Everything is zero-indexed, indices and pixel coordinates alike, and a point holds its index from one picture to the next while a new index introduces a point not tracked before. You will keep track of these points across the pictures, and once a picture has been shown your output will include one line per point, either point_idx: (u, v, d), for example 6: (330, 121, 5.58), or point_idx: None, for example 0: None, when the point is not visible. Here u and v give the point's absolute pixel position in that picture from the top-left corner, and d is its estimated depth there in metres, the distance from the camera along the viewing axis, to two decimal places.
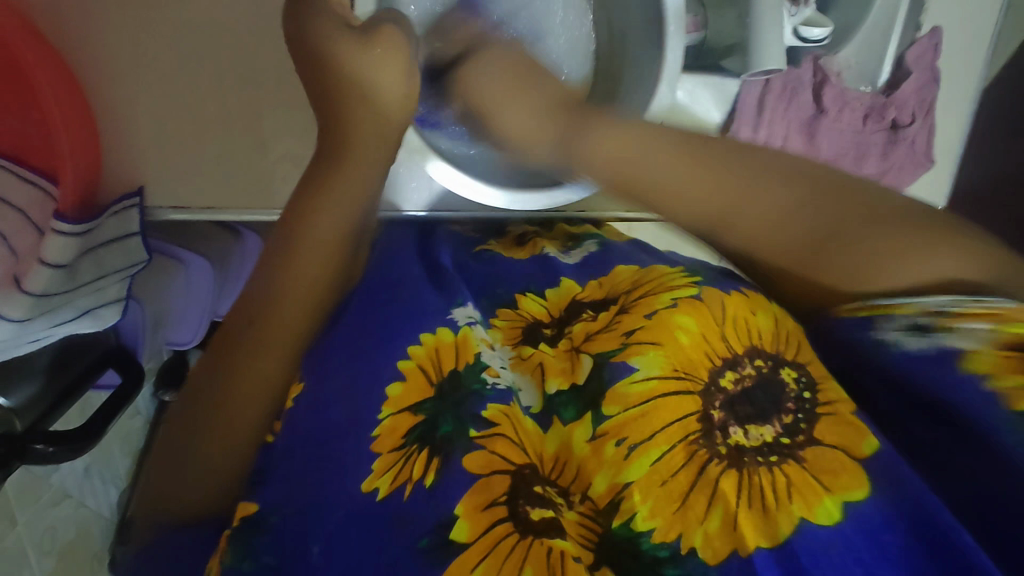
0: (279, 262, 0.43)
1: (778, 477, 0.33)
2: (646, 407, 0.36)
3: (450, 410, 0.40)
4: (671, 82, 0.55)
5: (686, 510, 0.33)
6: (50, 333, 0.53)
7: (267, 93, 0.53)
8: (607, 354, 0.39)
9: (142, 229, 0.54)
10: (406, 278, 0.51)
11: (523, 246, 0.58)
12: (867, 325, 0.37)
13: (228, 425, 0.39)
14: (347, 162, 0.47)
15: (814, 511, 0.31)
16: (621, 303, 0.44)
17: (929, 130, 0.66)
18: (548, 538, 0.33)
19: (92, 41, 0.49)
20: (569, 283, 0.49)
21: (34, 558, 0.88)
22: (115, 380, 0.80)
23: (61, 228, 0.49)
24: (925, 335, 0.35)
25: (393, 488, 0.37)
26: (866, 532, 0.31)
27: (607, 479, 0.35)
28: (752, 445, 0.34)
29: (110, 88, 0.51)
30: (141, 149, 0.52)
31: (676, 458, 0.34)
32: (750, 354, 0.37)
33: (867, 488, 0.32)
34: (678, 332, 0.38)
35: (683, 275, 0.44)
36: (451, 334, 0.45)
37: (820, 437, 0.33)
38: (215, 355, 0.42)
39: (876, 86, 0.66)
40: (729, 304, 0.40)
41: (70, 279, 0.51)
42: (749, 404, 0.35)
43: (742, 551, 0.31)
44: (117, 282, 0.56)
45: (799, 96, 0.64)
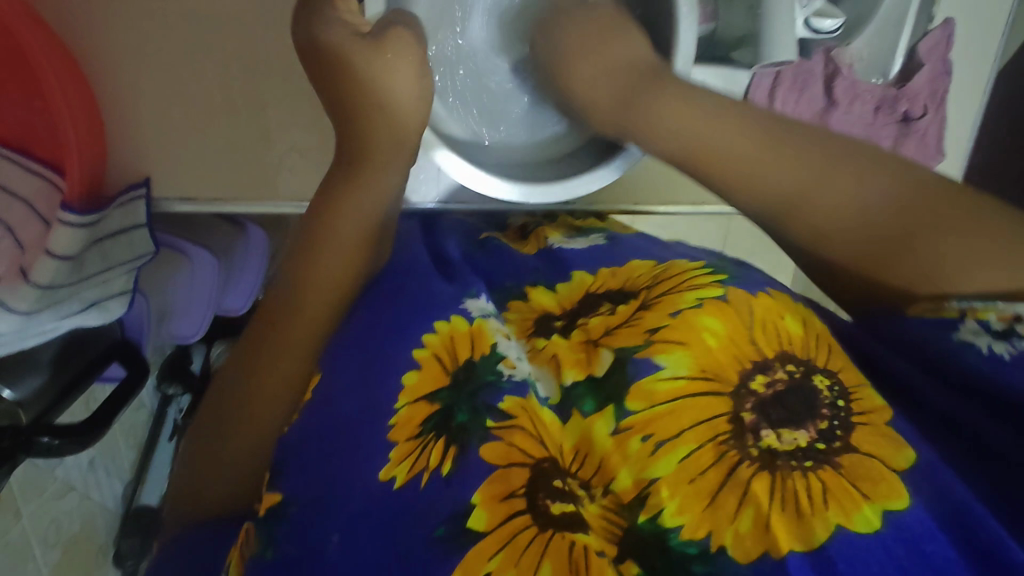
0: (305, 259, 0.44)
1: (813, 484, 0.32)
2: (672, 405, 0.35)
3: (464, 401, 0.39)
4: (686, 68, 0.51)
5: (716, 509, 0.33)
6: (56, 326, 0.53)
7: (271, 84, 0.52)
8: (630, 350, 0.38)
9: (150, 220, 0.54)
10: (415, 268, 0.50)
11: (529, 239, 0.57)
12: (939, 326, 0.35)
13: (256, 421, 0.41)
14: (380, 161, 0.47)
15: (851, 517, 0.31)
16: (641, 298, 0.42)
17: (940, 122, 0.65)
18: (569, 533, 0.33)
19: (101, 30, 0.49)
20: (580, 275, 0.48)
21: (39, 549, 0.89)
22: (119, 372, 0.79)
23: (67, 218, 0.48)
24: (1012, 338, 0.33)
25: (409, 476, 0.37)
26: (905, 541, 0.31)
27: (631, 472, 0.34)
28: (786, 449, 0.33)
29: (118, 78, 0.50)
30: (149, 140, 0.52)
31: (706, 457, 0.34)
32: (782, 359, 0.36)
33: (907, 500, 0.32)
34: (704, 334, 0.37)
35: (704, 269, 0.43)
36: (465, 322, 0.44)
37: (857, 445, 0.33)
38: (244, 351, 0.43)
39: (887, 78, 0.65)
40: (758, 305, 0.39)
41: (76, 270, 0.51)
42: (782, 408, 0.34)
43: (775, 552, 0.31)
44: (124, 274, 0.56)
45: (810, 88, 0.63)
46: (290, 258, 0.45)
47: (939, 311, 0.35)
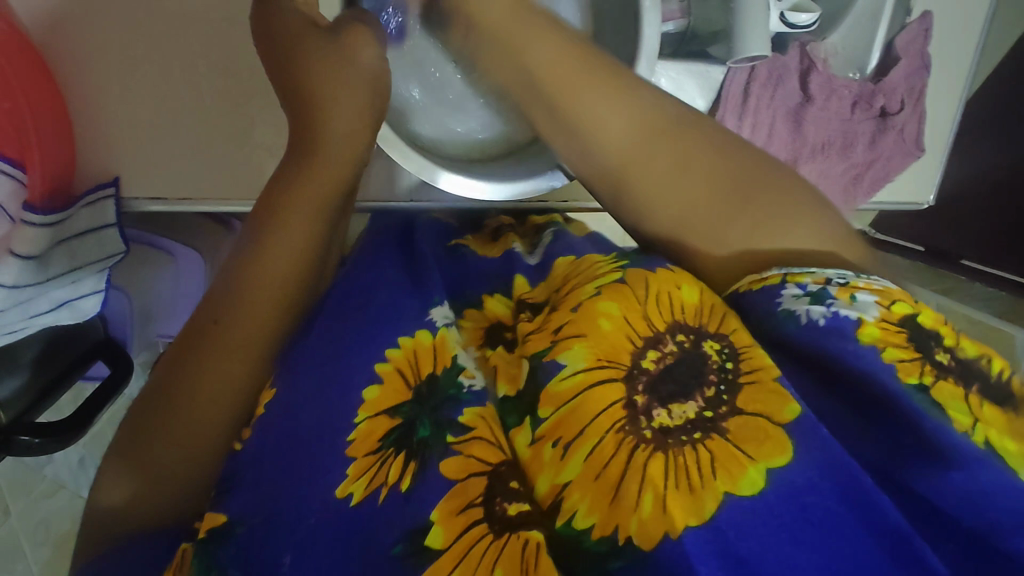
0: (248, 259, 0.43)
1: (701, 453, 0.32)
2: (574, 402, 0.35)
3: (426, 415, 0.40)
4: (650, 63, 0.52)
5: (620, 501, 0.32)
6: (28, 325, 0.55)
7: (239, 84, 0.52)
8: (540, 354, 0.38)
9: (119, 220, 0.54)
10: (379, 283, 0.50)
11: (495, 241, 0.57)
12: (771, 290, 0.36)
13: (197, 427, 0.38)
14: (331, 161, 0.47)
15: (736, 482, 0.31)
16: (552, 302, 0.43)
17: (919, 117, 0.65)
18: (523, 532, 0.33)
19: (64, 33, 0.49)
20: (520, 281, 0.50)
21: (28, 547, 0.90)
22: (103, 371, 0.80)
23: (31, 219, 0.49)
24: (825, 302, 0.34)
25: (366, 493, 0.37)
26: (790, 497, 0.31)
27: (548, 479, 0.35)
28: (677, 424, 0.33)
29: (83, 80, 0.50)
30: (116, 141, 0.52)
31: (608, 448, 0.34)
32: (673, 330, 0.36)
33: (790, 454, 0.31)
34: (602, 320, 0.37)
35: (605, 261, 0.44)
36: (430, 335, 0.44)
37: (740, 407, 0.33)
38: (178, 353, 0.40)
39: (865, 73, 0.65)
40: (656, 281, 0.38)
41: (43, 271, 0.52)
42: (671, 382, 0.35)
43: (674, 532, 0.31)
44: (94, 273, 0.56)
45: (785, 84, 0.63)
46: (232, 258, 0.44)
47: (766, 280, 0.37)
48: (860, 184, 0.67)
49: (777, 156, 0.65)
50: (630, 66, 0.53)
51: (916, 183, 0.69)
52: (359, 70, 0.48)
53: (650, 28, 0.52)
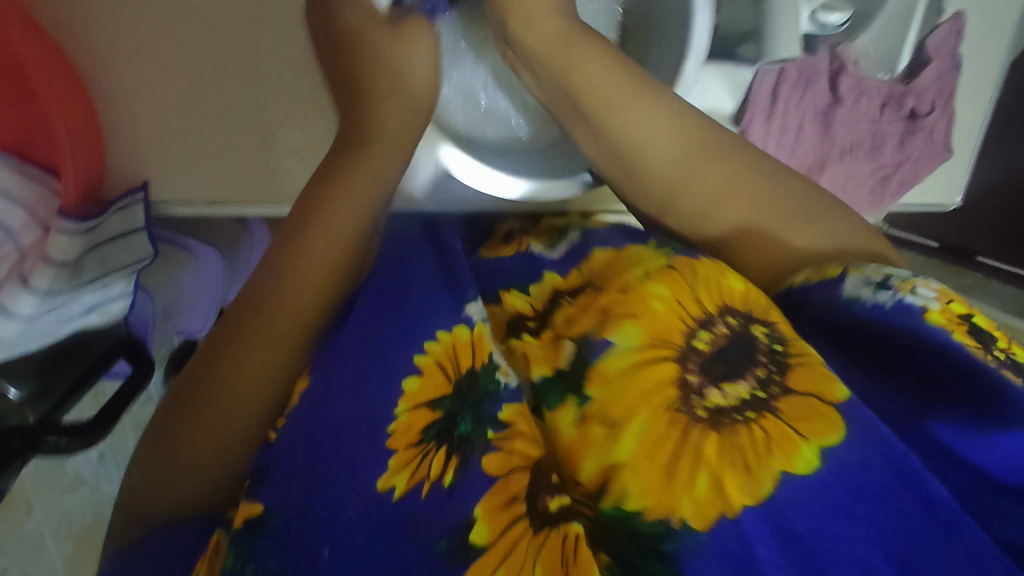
0: (295, 249, 0.42)
1: (756, 432, 0.32)
2: (624, 379, 0.35)
3: (467, 410, 0.39)
4: (697, 66, 0.54)
5: (672, 482, 0.32)
6: (59, 329, 0.55)
7: (268, 86, 0.52)
8: (588, 334, 0.38)
9: (149, 224, 0.54)
10: (412, 278, 0.49)
11: (511, 244, 0.56)
12: (830, 283, 0.38)
13: (226, 413, 0.37)
14: (373, 159, 0.47)
15: (792, 460, 0.31)
16: (596, 287, 0.43)
17: (948, 118, 0.64)
18: (563, 526, 0.33)
19: (94, 38, 0.49)
20: (551, 275, 0.49)
21: (51, 542, 0.91)
22: (127, 368, 0.80)
23: (64, 225, 0.50)
24: (889, 290, 0.36)
25: (410, 486, 0.36)
26: (845, 474, 0.31)
27: (596, 460, 0.34)
28: (731, 403, 0.34)
29: (113, 86, 0.50)
30: (144, 146, 0.52)
31: (660, 427, 0.33)
32: (723, 313, 0.37)
33: (842, 432, 0.32)
34: (652, 302, 0.37)
35: (648, 247, 0.44)
36: (467, 331, 0.43)
37: (792, 387, 0.34)
38: (223, 331, 0.39)
39: (895, 73, 0.64)
40: (702, 267, 0.39)
41: (76, 276, 0.52)
42: (723, 364, 0.35)
43: (730, 512, 0.31)
44: (123, 278, 0.56)
45: (814, 85, 0.62)
46: (272, 249, 0.43)
47: (826, 273, 0.39)
48: (887, 187, 0.66)
49: (804, 159, 0.64)
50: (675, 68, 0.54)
51: (943, 187, 0.69)
52: (416, 87, 0.50)
53: (700, 31, 0.53)
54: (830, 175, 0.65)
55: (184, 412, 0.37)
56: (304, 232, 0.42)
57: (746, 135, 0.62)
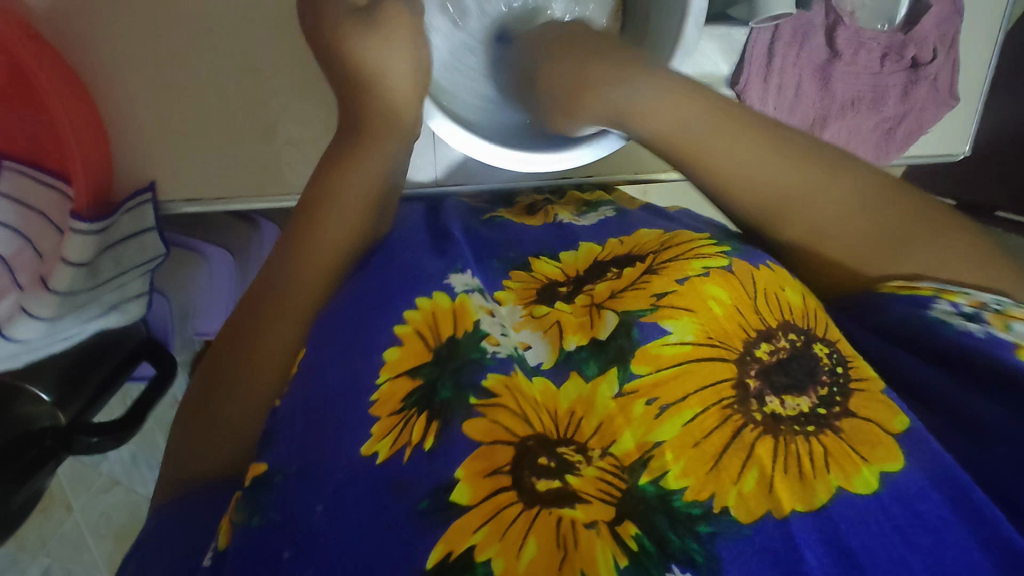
0: (301, 238, 0.44)
1: (815, 447, 0.32)
2: (680, 368, 0.34)
3: (447, 377, 0.37)
4: (698, 24, 0.51)
5: (719, 472, 0.31)
6: (80, 330, 0.56)
7: (266, 79, 0.53)
8: (636, 313, 0.37)
9: (158, 223, 0.55)
10: (410, 247, 0.47)
11: (536, 214, 0.54)
12: (910, 303, 0.37)
13: (245, 396, 0.38)
14: (368, 153, 0.49)
15: (852, 480, 0.31)
16: (649, 260, 0.41)
17: (952, 64, 0.63)
18: (557, 509, 0.31)
19: (92, 42, 0.50)
20: (588, 244, 0.46)
21: (91, 539, 0.94)
22: (148, 371, 0.82)
23: (78, 226, 0.50)
24: (980, 322, 0.35)
25: (391, 452, 0.34)
26: (902, 501, 0.30)
27: (636, 436, 0.33)
28: (789, 414, 0.33)
29: (112, 87, 0.51)
30: (146, 144, 0.53)
31: (711, 419, 0.32)
32: (785, 328, 0.36)
33: (901, 462, 0.31)
34: (710, 301, 0.36)
35: (709, 240, 0.42)
36: (449, 300, 0.41)
37: (856, 411, 0.33)
38: (241, 315, 0.42)
39: (893, 22, 0.63)
40: (759, 276, 0.39)
41: (92, 276, 0.53)
42: (785, 374, 0.34)
43: (778, 513, 0.30)
44: (139, 277, 0.58)
45: (811, 41, 0.61)
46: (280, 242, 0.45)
47: (918, 290, 0.37)
48: (893, 139, 0.65)
49: (805, 117, 0.63)
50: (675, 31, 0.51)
51: (951, 135, 0.67)
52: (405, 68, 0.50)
53: None
54: (831, 131, 0.64)
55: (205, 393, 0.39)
56: (312, 220, 0.45)
57: (745, 98, 0.61)
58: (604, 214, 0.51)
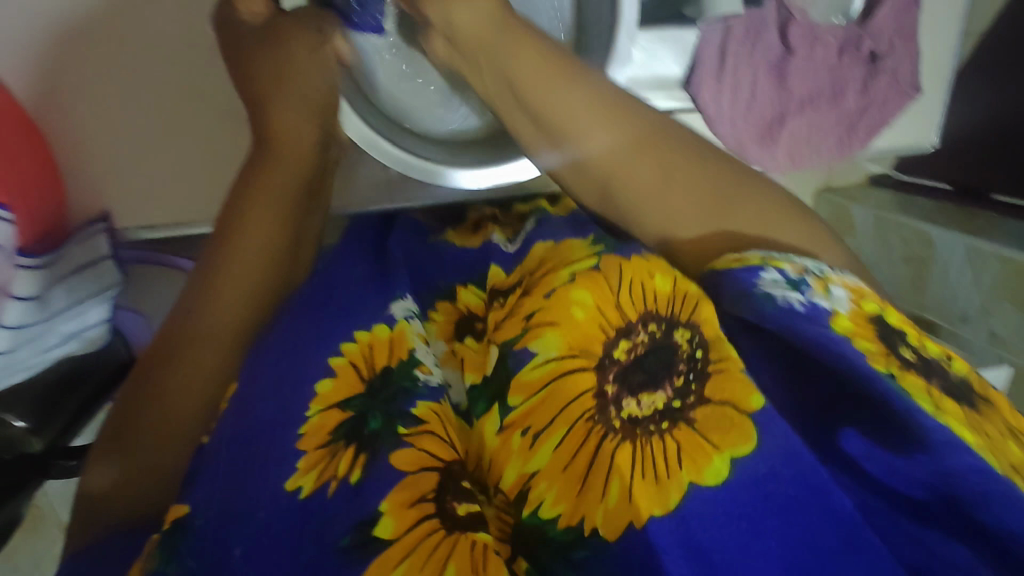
0: (216, 262, 0.43)
1: (668, 444, 0.32)
2: (545, 391, 0.35)
3: (378, 407, 0.38)
4: (630, 34, 0.54)
5: (586, 492, 0.32)
6: (42, 359, 0.56)
7: (208, 106, 0.55)
8: (511, 342, 0.38)
9: (113, 251, 0.57)
10: (342, 279, 0.47)
11: (475, 233, 0.55)
12: (745, 274, 0.36)
13: (165, 428, 0.39)
14: (284, 163, 0.47)
15: (701, 473, 0.31)
16: (525, 284, 0.43)
17: (913, 55, 0.62)
18: (473, 533, 0.32)
19: (36, 79, 0.51)
20: (495, 269, 0.48)
21: None
22: None
23: (25, 262, 0.51)
24: (802, 290, 0.35)
25: (315, 486, 0.35)
26: (756, 485, 0.31)
27: (515, 470, 0.34)
28: (646, 414, 0.34)
29: (58, 122, 0.53)
30: (94, 174, 0.55)
31: (579, 437, 0.33)
32: (645, 320, 0.37)
33: (753, 442, 0.32)
34: (574, 308, 0.37)
35: (585, 247, 0.44)
36: (387, 329, 0.43)
37: (710, 396, 0.34)
38: (161, 345, 0.41)
39: (849, 17, 0.63)
40: (628, 268, 0.39)
41: (44, 309, 0.52)
42: (640, 373, 0.35)
43: (638, 522, 0.31)
44: (97, 303, 0.58)
45: (765, 37, 0.61)
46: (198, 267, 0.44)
47: (748, 261, 0.37)
48: (854, 134, 0.64)
49: (762, 115, 0.63)
50: (609, 43, 0.54)
51: (918, 127, 0.66)
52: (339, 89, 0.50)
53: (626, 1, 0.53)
54: (791, 129, 0.63)
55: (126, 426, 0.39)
56: (225, 245, 0.43)
57: (699, 98, 0.61)
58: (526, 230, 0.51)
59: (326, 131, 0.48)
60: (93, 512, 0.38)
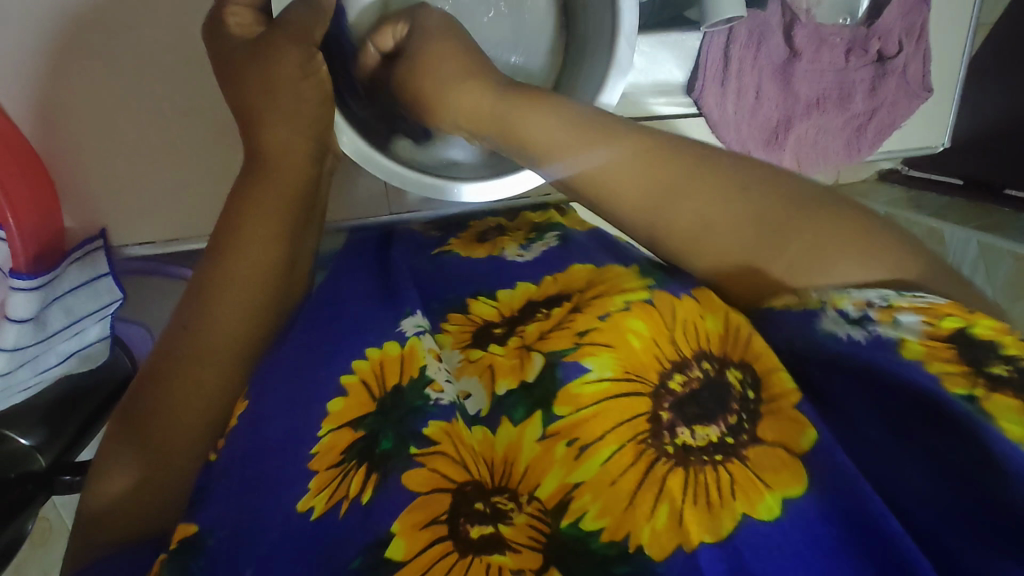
0: (211, 275, 0.42)
1: (721, 475, 0.30)
2: (597, 407, 0.33)
3: (390, 427, 0.36)
4: (630, 42, 0.52)
5: (634, 508, 0.30)
6: (41, 378, 0.55)
7: (204, 119, 0.55)
8: (560, 353, 0.35)
9: (112, 268, 0.57)
10: (348, 295, 0.47)
11: (483, 242, 0.54)
12: (800, 316, 0.33)
13: (167, 446, 0.38)
14: (279, 172, 0.46)
15: (755, 506, 0.29)
16: (574, 300, 0.40)
17: (922, 55, 0.61)
18: (486, 555, 0.30)
19: (35, 98, 0.52)
20: (525, 284, 0.45)
21: None
22: None
23: (19, 284, 0.50)
24: (865, 325, 0.30)
25: (327, 507, 0.33)
26: (804, 527, 0.28)
27: (558, 479, 0.32)
28: (699, 444, 0.31)
29: (58, 139, 0.53)
30: (95, 189, 0.56)
31: (626, 458, 0.32)
32: (699, 357, 0.35)
33: (805, 484, 0.29)
34: (630, 336, 0.35)
35: (632, 274, 0.41)
36: (398, 347, 0.41)
37: (763, 437, 0.31)
38: (158, 361, 0.40)
39: (856, 16, 0.60)
40: (682, 307, 0.37)
41: (41, 330, 0.52)
42: (696, 405, 0.33)
43: (687, 546, 0.29)
44: (96, 322, 0.57)
45: (768, 41, 0.59)
46: (192, 282, 0.43)
47: (805, 303, 0.33)
48: (863, 136, 0.63)
49: (769, 119, 0.61)
50: (608, 50, 0.53)
51: (927, 130, 0.65)
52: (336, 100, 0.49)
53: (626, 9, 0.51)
54: (797, 134, 0.62)
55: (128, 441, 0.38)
56: (222, 258, 0.42)
57: (702, 105, 0.60)
58: (548, 243, 0.50)
59: (321, 141, 0.48)
60: (92, 528, 0.37)
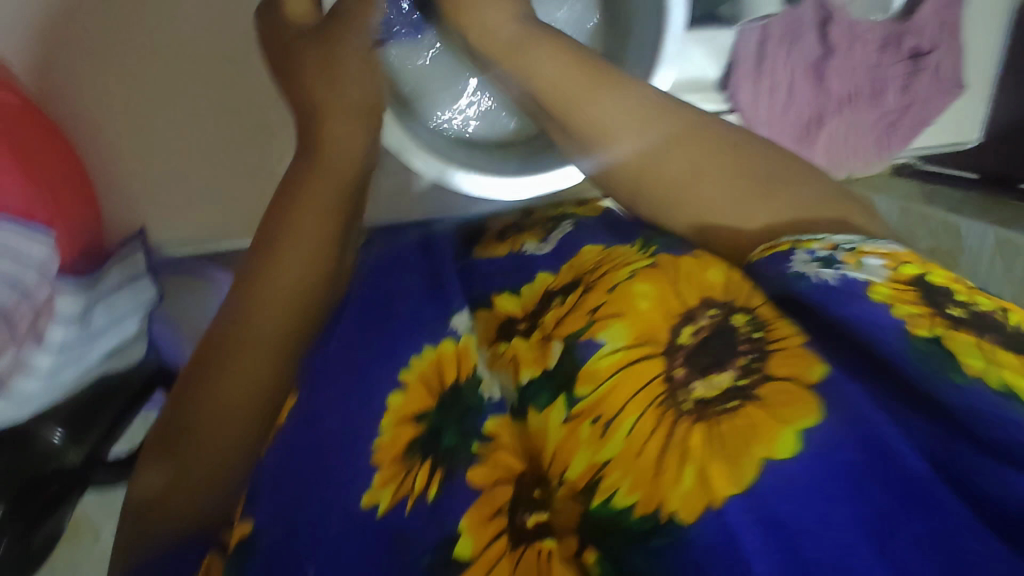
0: (254, 278, 0.41)
1: (736, 419, 0.29)
2: (614, 379, 0.33)
3: (451, 425, 0.37)
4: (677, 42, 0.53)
5: (660, 476, 0.29)
6: (82, 377, 0.54)
7: None
8: (575, 334, 0.36)
9: (150, 266, 0.58)
10: (398, 293, 0.46)
11: (503, 241, 0.51)
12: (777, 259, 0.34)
13: (206, 445, 0.37)
14: (319, 173, 0.44)
15: (774, 446, 0.28)
16: (585, 282, 0.40)
17: (954, 51, 0.62)
18: (542, 542, 0.31)
19: (82, 100, 0.56)
20: (543, 274, 0.43)
21: None
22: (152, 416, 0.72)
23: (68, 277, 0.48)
24: (835, 266, 0.32)
25: (394, 502, 0.36)
26: (827, 455, 0.27)
27: (584, 459, 0.31)
28: (717, 394, 0.31)
29: (100, 138, 0.57)
30: (135, 187, 0.59)
31: (648, 424, 0.31)
32: (705, 305, 0.35)
33: (820, 413, 0.28)
34: (637, 299, 0.35)
35: (637, 249, 0.41)
36: (453, 343, 0.41)
37: (772, 372, 0.30)
38: (200, 362, 0.40)
39: (888, 13, 0.61)
40: (683, 263, 0.38)
41: (86, 329, 0.50)
42: (706, 354, 0.32)
43: (714, 504, 0.27)
44: (135, 318, 0.57)
45: (802, 39, 0.59)
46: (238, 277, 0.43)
47: (777, 247, 0.35)
48: (895, 132, 0.64)
49: (800, 115, 0.62)
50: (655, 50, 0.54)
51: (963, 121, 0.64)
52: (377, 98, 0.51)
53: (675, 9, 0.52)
54: (829, 130, 0.62)
55: (173, 436, 0.38)
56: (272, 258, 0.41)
57: (735, 101, 0.60)
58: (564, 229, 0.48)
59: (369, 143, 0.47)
60: (138, 533, 0.37)
